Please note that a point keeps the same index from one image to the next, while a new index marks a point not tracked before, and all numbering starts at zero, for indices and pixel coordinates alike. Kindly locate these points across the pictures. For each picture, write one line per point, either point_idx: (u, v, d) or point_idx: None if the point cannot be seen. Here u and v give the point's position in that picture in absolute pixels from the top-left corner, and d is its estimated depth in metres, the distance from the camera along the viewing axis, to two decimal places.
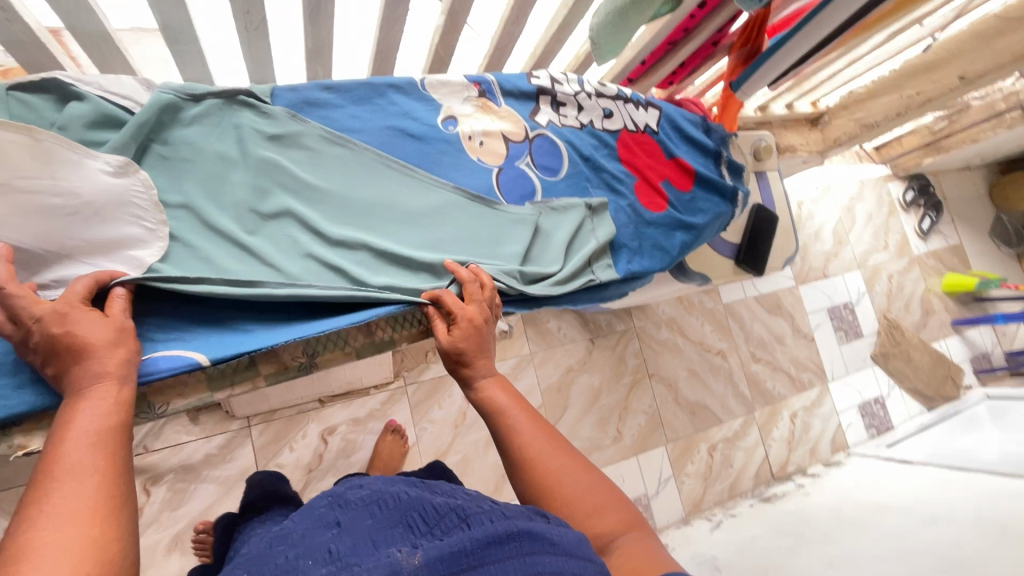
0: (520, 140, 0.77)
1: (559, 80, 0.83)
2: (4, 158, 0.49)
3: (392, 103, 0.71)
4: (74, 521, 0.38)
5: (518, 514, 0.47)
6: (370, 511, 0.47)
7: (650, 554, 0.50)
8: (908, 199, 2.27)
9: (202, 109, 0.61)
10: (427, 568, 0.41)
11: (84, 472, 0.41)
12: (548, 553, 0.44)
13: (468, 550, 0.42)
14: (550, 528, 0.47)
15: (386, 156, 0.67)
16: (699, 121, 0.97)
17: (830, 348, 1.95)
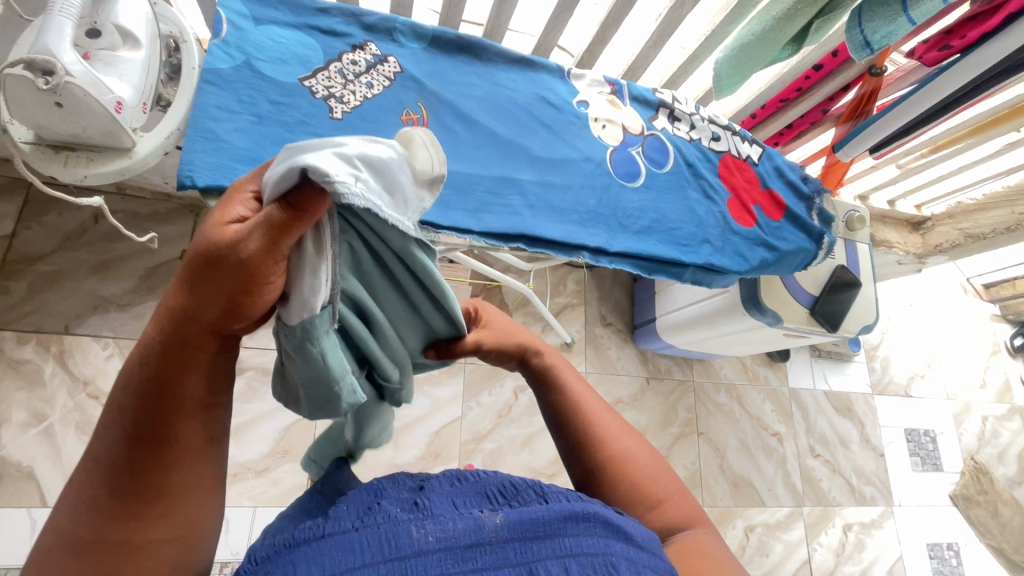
0: (637, 134, 0.90)
1: (679, 100, 0.97)
2: (277, 38, 0.69)
3: (538, 78, 0.86)
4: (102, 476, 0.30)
5: (595, 501, 0.44)
6: (450, 479, 0.45)
7: (714, 554, 0.48)
8: (1015, 344, 2.12)
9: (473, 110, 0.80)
10: (506, 530, 0.37)
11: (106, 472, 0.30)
12: (627, 543, 0.41)
13: (545, 520, 0.39)
14: (623, 517, 0.43)
15: (531, 149, 0.79)
16: (800, 170, 1.05)
17: (901, 469, 1.80)
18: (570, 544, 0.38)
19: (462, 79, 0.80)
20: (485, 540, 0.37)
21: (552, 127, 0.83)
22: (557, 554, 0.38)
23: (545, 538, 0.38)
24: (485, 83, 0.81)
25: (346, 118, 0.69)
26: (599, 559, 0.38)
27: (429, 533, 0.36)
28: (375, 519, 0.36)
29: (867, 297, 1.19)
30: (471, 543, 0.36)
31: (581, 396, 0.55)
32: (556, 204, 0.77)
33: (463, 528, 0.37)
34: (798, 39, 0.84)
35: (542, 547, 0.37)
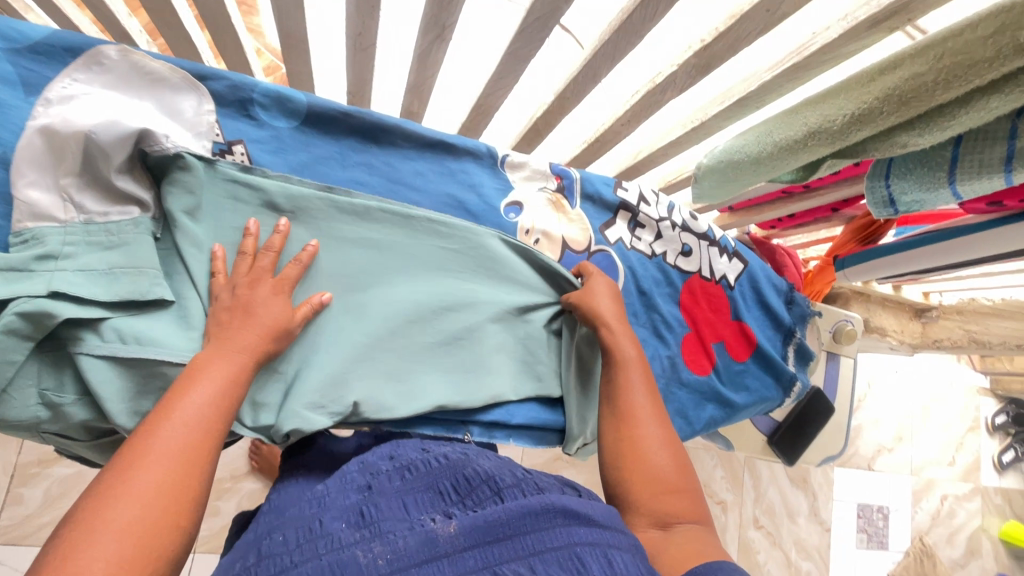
0: (579, 251, 0.71)
1: (646, 199, 0.76)
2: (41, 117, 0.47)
3: (458, 169, 0.66)
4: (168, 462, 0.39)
5: (553, 490, 0.46)
6: (399, 473, 0.50)
7: (708, 548, 0.47)
8: (996, 422, 2.00)
9: None
10: (462, 537, 0.41)
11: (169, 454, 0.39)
12: (585, 526, 0.43)
13: (502, 521, 0.41)
14: (583, 503, 0.45)
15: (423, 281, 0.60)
16: (785, 289, 0.87)
17: (844, 546, 1.74)
18: (532, 541, 0.41)
19: (346, 175, 0.60)
20: (437, 548, 0.40)
21: (463, 245, 0.63)
22: (519, 553, 0.40)
23: (506, 540, 0.40)
24: (379, 180, 0.62)
25: (139, 242, 0.49)
26: (563, 553, 0.40)
27: (375, 555, 0.40)
28: (307, 542, 0.42)
29: (837, 424, 1.05)
30: (427, 556, 0.40)
31: (630, 394, 0.58)
32: (446, 364, 0.59)
33: (410, 545, 0.40)
34: (810, 166, 0.62)
35: (504, 549, 0.40)
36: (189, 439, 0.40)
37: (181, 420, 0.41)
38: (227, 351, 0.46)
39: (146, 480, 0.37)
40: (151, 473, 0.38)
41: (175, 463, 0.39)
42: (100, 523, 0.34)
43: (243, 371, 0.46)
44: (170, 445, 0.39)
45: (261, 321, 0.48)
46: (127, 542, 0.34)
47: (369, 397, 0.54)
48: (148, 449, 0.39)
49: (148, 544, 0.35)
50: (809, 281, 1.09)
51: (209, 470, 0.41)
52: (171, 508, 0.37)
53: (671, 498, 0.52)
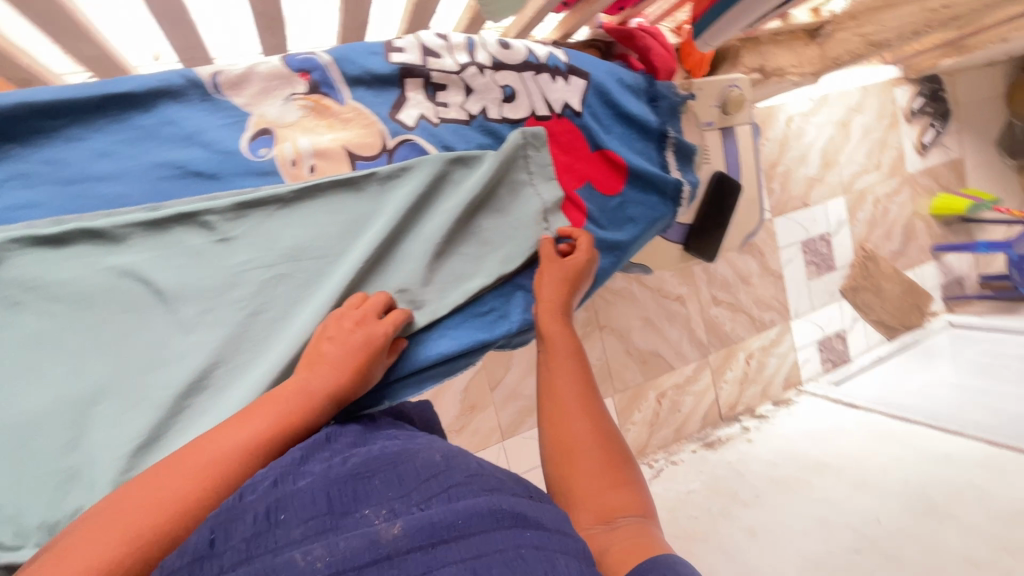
0: (374, 155, 0.56)
1: (434, 50, 0.59)
2: None
3: (157, 122, 0.48)
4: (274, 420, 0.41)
5: (504, 486, 0.40)
6: (335, 454, 0.40)
7: (654, 541, 0.42)
8: (914, 107, 1.99)
9: (52, 255, 0.44)
10: (408, 539, 0.33)
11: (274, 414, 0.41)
12: (532, 527, 0.36)
13: (450, 521, 0.34)
14: (539, 509, 0.39)
15: (176, 288, 0.46)
16: (644, 86, 0.73)
17: (798, 283, 1.84)
18: (478, 543, 0.33)
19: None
20: (379, 557, 0.32)
21: (216, 220, 0.48)
22: (463, 557, 0.32)
23: (451, 542, 0.33)
24: (53, 188, 0.45)
25: None
26: (506, 555, 0.33)
27: (318, 559, 0.31)
28: (249, 540, 0.32)
29: (750, 200, 1.00)
30: (369, 562, 0.31)
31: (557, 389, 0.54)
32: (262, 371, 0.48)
33: (353, 548, 0.32)
34: None
35: (448, 554, 0.32)
36: (297, 407, 0.42)
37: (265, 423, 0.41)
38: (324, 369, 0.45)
39: (244, 432, 0.39)
40: (231, 440, 0.39)
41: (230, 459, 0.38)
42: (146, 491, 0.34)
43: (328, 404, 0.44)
44: (234, 441, 0.39)
45: (343, 364, 0.45)
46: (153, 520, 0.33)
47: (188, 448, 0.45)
48: (243, 421, 0.40)
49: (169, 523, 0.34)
50: (686, 53, 1.00)
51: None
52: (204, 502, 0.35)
53: (610, 494, 0.47)
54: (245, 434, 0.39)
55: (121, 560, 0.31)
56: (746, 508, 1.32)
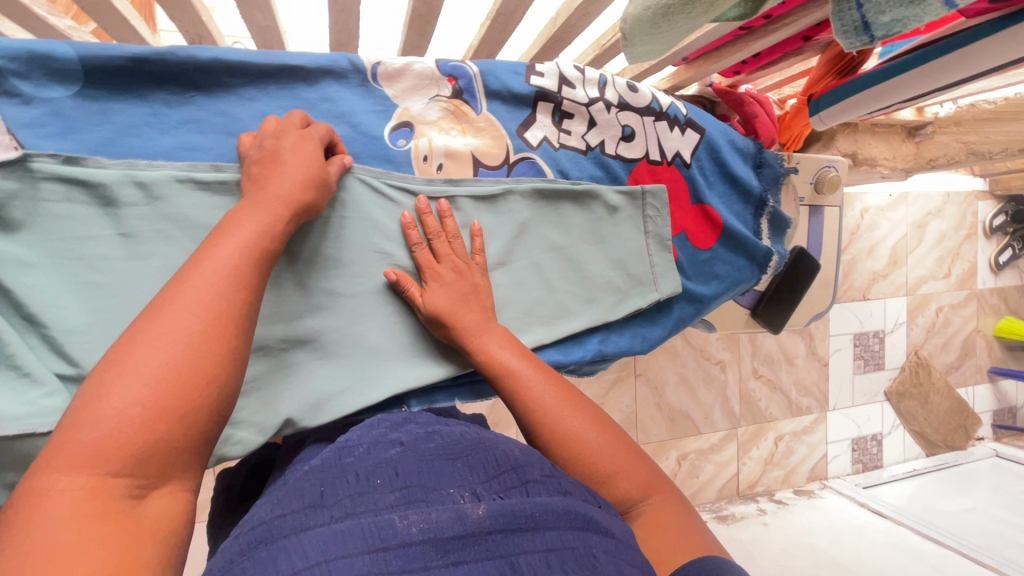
0: (496, 166, 0.59)
1: (569, 80, 0.62)
2: None
3: (317, 96, 0.52)
4: (201, 306, 0.32)
5: (577, 490, 0.41)
6: (430, 435, 0.44)
7: (678, 521, 0.46)
8: (994, 224, 1.95)
9: (204, 198, 0.47)
10: (491, 521, 0.34)
11: (200, 295, 0.33)
12: (600, 534, 0.37)
13: (528, 512, 0.36)
14: (606, 517, 0.39)
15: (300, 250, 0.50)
16: (753, 150, 0.75)
17: (843, 375, 1.79)
18: (552, 538, 0.35)
19: (169, 141, 0.47)
20: (462, 531, 0.33)
21: (349, 198, 0.51)
22: (538, 549, 0.34)
23: (530, 532, 0.34)
24: (219, 137, 0.48)
25: None
26: (578, 553, 0.34)
27: (413, 523, 0.33)
28: (353, 497, 0.36)
29: (823, 281, 0.99)
30: (455, 535, 0.33)
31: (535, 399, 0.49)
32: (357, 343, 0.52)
33: (442, 518, 0.34)
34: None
35: (524, 541, 0.34)
36: (223, 286, 0.34)
37: (185, 309, 0.32)
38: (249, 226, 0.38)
39: (172, 326, 0.31)
40: (163, 340, 0.31)
41: (163, 371, 0.30)
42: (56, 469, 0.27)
43: (257, 248, 0.37)
44: (166, 337, 0.31)
45: (288, 197, 0.41)
46: (120, 430, 0.28)
47: (289, 405, 0.49)
48: (161, 314, 0.32)
49: (129, 470, 0.28)
50: (786, 125, 1.01)
51: (232, 341, 0.33)
52: (181, 384, 0.30)
53: (620, 484, 0.47)
54: (169, 331, 0.31)
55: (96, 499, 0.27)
56: None
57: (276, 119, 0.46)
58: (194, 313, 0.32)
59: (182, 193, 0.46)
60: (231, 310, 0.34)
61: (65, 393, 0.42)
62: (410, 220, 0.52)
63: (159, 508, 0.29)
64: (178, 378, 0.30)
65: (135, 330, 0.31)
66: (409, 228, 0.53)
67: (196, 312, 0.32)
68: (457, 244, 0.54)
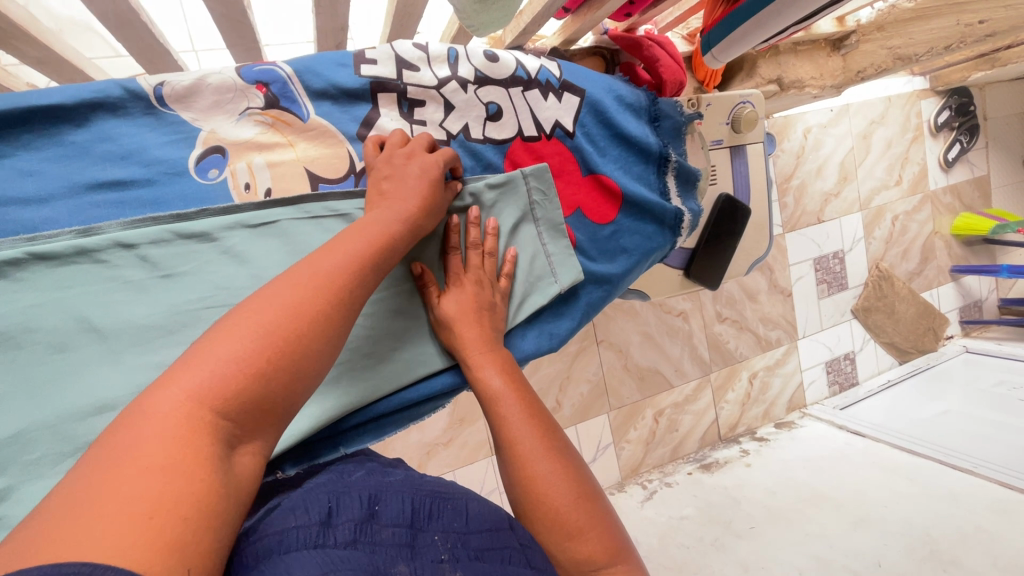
0: (341, 178, 0.51)
1: (409, 62, 0.53)
2: None
3: (90, 138, 0.43)
4: (315, 283, 0.36)
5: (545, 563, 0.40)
6: (428, 480, 0.44)
7: None
8: (939, 121, 1.90)
9: None
10: None
11: (311, 275, 0.36)
12: None
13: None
14: None
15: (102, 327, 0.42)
16: (646, 102, 0.67)
17: (808, 302, 1.77)
18: None
19: None
20: None
21: (156, 254, 0.43)
22: None
23: None
24: None
25: None
26: None
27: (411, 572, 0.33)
28: (357, 522, 0.34)
29: (758, 225, 0.93)
30: None
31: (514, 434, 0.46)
32: None
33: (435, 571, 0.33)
34: None
35: None
36: (338, 270, 0.37)
37: (300, 284, 0.35)
38: (355, 237, 0.40)
39: (281, 297, 0.34)
40: (278, 303, 0.34)
41: (266, 333, 0.32)
42: (169, 386, 0.29)
43: (371, 237, 0.41)
44: (283, 302, 0.34)
45: (416, 201, 0.45)
46: (228, 372, 0.30)
47: None
48: (282, 284, 0.35)
49: (227, 415, 0.30)
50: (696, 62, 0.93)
51: (341, 329, 0.36)
52: (284, 342, 0.32)
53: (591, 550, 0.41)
54: (279, 302, 0.34)
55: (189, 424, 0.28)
56: (739, 540, 1.28)
57: (401, 136, 0.49)
58: (308, 289, 0.35)
59: None
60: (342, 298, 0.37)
61: None
62: (458, 224, 0.53)
63: (241, 465, 0.30)
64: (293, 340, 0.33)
65: (256, 296, 0.34)
66: (451, 232, 0.53)
67: (313, 287, 0.35)
68: (490, 262, 0.55)
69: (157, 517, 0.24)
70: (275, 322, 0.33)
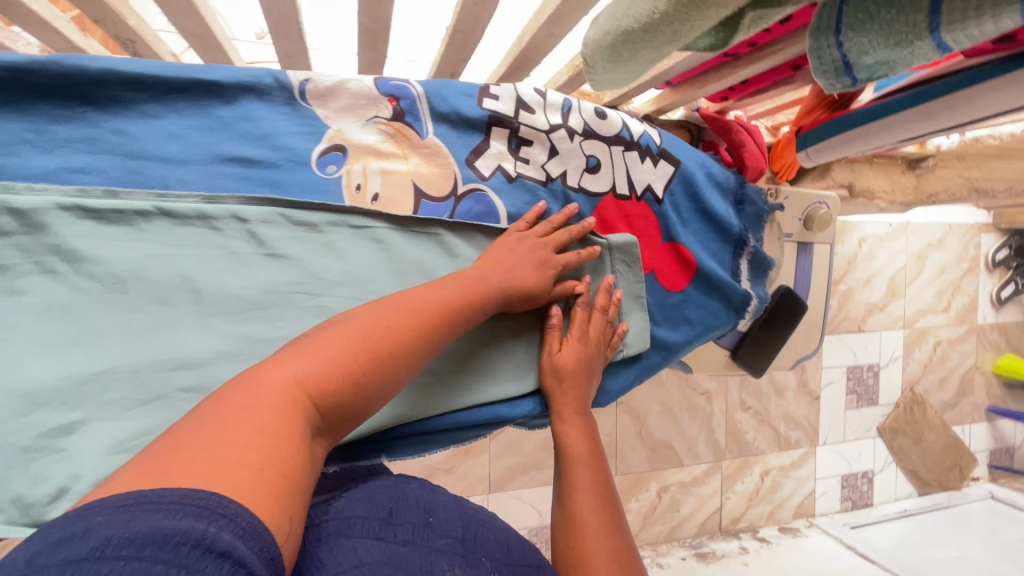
0: (442, 196, 0.53)
1: (527, 104, 0.56)
2: None
3: (234, 115, 0.46)
4: (411, 315, 0.39)
5: None
6: (452, 498, 0.43)
7: None
8: (997, 257, 1.88)
9: (90, 228, 0.41)
10: None
11: (409, 308, 0.39)
12: None
13: None
14: None
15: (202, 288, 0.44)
16: (733, 186, 0.69)
17: (835, 409, 1.73)
18: None
19: (55, 162, 0.42)
20: None
21: (265, 232, 0.46)
22: None
23: None
24: (113, 159, 0.43)
25: None
26: None
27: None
28: (414, 524, 0.37)
29: (811, 322, 0.93)
30: None
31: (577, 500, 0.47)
32: None
33: None
34: (726, 29, 0.42)
35: None
36: (431, 306, 0.41)
37: (397, 312, 0.39)
38: (454, 285, 0.44)
39: (383, 318, 0.37)
40: (381, 323, 0.37)
41: (362, 346, 0.35)
42: (281, 366, 0.32)
43: (467, 289, 0.44)
44: (384, 324, 0.37)
45: (531, 263, 0.51)
46: (330, 368, 0.33)
47: None
48: (386, 310, 0.38)
49: (318, 405, 0.32)
50: (777, 154, 0.95)
51: (423, 359, 0.39)
52: (377, 359, 0.35)
53: None
54: (380, 324, 0.37)
55: (288, 399, 0.30)
56: None
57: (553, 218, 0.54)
58: (403, 318, 0.38)
59: (63, 223, 0.41)
60: (432, 333, 0.40)
61: None
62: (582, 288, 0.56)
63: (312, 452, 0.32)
64: (383, 359, 0.36)
65: (358, 314, 0.38)
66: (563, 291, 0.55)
67: (410, 317, 0.39)
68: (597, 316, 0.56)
69: (258, 474, 0.26)
70: (371, 337, 0.36)
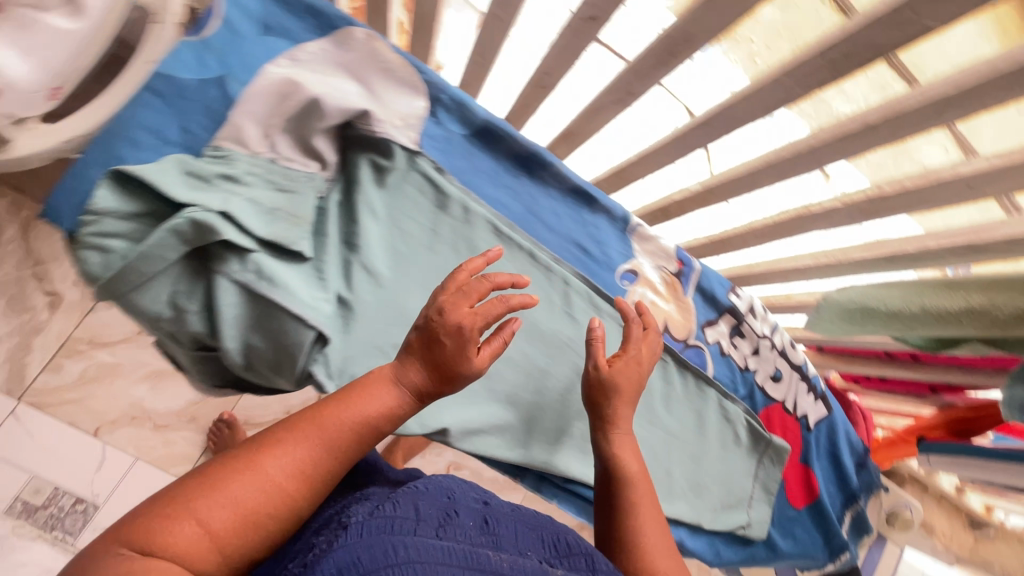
0: (677, 338, 0.70)
1: (755, 311, 0.74)
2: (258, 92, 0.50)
3: (591, 222, 0.67)
4: (324, 439, 0.38)
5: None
6: (501, 507, 0.46)
7: None
8: None
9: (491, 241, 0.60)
10: None
11: (323, 431, 0.38)
12: None
13: None
14: None
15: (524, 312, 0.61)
16: (860, 451, 0.81)
17: None
18: None
19: (493, 193, 0.62)
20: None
21: (575, 299, 0.63)
22: None
23: None
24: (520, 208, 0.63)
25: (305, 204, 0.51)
26: None
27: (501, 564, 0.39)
28: (455, 521, 0.40)
29: None
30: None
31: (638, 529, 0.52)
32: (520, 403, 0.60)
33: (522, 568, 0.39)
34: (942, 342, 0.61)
35: None
36: (349, 425, 0.39)
37: (311, 437, 0.38)
38: (360, 403, 0.40)
39: (294, 454, 0.37)
40: (284, 465, 0.37)
41: (270, 487, 0.35)
42: (172, 525, 0.32)
43: (381, 408, 0.41)
44: (294, 458, 0.37)
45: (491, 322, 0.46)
46: (231, 519, 0.34)
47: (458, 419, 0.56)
48: (302, 431, 0.38)
49: (227, 552, 0.34)
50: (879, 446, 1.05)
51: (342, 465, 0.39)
52: (282, 496, 0.36)
53: None
54: (289, 458, 0.37)
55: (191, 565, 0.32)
56: None
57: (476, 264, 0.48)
58: (311, 446, 0.38)
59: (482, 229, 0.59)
60: (355, 442, 0.40)
61: (331, 307, 0.51)
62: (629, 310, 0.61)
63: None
64: (292, 486, 0.36)
65: (269, 440, 0.37)
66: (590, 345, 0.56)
67: (324, 443, 0.38)
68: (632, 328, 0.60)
69: None
70: (271, 484, 0.36)
